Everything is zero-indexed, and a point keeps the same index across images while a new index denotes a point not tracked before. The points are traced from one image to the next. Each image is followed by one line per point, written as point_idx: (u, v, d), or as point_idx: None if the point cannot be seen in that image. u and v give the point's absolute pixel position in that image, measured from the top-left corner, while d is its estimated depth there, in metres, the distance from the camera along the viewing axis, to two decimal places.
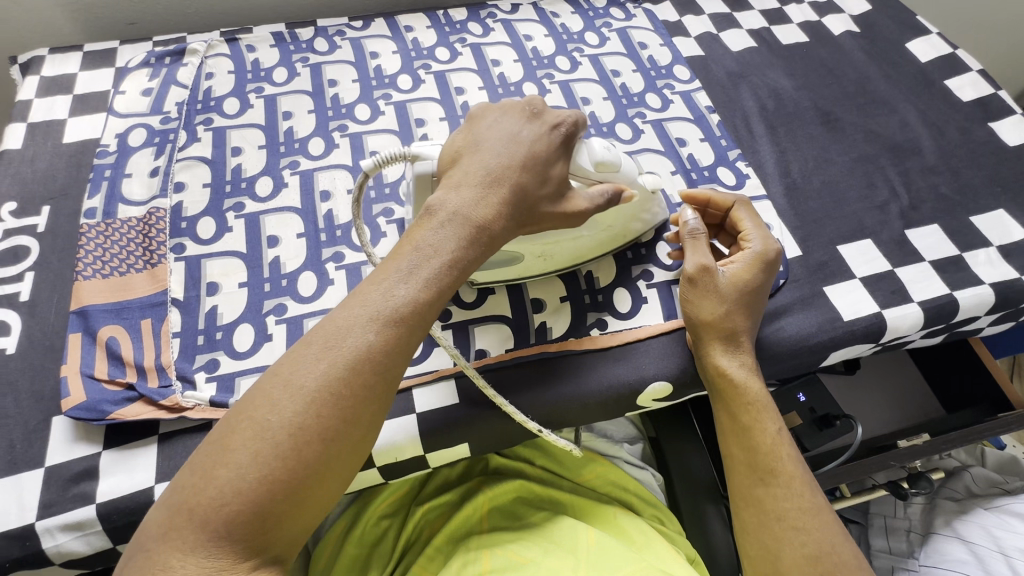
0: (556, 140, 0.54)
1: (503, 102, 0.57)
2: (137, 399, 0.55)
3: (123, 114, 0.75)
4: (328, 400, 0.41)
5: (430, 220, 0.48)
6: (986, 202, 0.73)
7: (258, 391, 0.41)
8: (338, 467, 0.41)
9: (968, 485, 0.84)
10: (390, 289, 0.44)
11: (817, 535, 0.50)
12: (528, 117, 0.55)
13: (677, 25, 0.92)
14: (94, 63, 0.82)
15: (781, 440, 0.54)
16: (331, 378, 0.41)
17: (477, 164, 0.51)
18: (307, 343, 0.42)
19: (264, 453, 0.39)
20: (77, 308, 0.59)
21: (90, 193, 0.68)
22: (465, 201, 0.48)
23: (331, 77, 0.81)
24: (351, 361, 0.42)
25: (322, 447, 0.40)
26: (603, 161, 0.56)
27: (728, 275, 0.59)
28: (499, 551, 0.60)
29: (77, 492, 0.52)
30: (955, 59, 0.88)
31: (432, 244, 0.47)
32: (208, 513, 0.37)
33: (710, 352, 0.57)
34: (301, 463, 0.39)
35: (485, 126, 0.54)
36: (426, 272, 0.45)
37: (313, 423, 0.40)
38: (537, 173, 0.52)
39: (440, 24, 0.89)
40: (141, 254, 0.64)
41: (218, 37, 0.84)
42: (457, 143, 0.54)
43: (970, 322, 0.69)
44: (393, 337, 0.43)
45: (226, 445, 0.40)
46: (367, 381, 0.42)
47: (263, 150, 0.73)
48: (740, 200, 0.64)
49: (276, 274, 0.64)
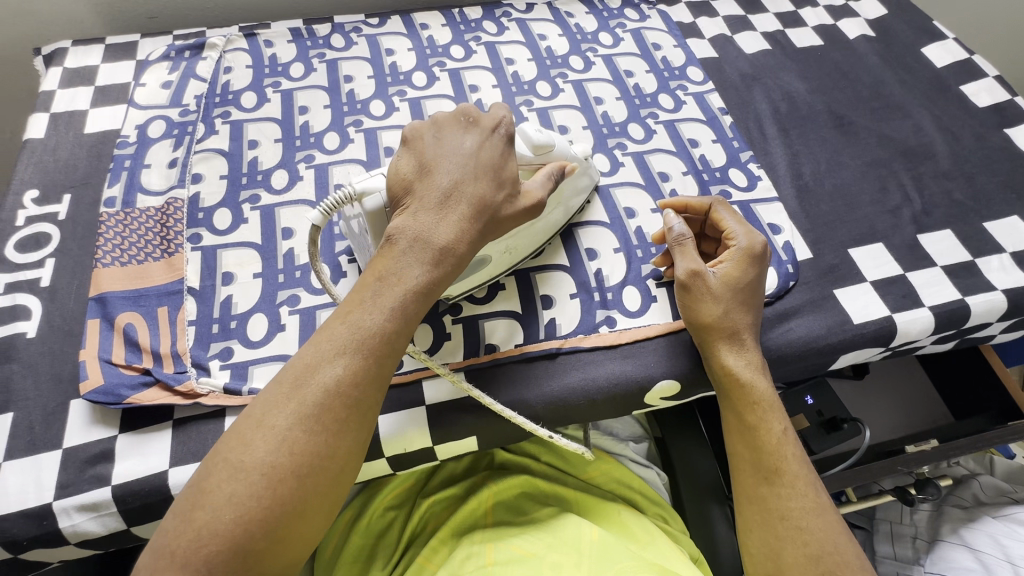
0: (498, 142, 0.54)
1: (438, 114, 0.56)
2: (153, 385, 0.56)
3: (143, 106, 0.76)
4: (300, 437, 0.43)
5: (391, 250, 0.49)
6: (1000, 208, 0.73)
7: (233, 433, 0.43)
8: (318, 500, 0.43)
9: (975, 493, 0.84)
10: (356, 324, 0.46)
11: (820, 535, 0.50)
12: (466, 128, 0.54)
13: (692, 26, 0.92)
14: (116, 55, 0.83)
15: (785, 442, 0.54)
16: (302, 416, 0.43)
17: (428, 186, 0.51)
18: (276, 385, 0.44)
19: (241, 494, 0.41)
20: (96, 294, 0.61)
21: (110, 183, 0.69)
22: (425, 225, 0.49)
23: (347, 73, 0.82)
24: (319, 397, 0.44)
25: (297, 483, 0.42)
26: (540, 144, 0.57)
27: (719, 275, 0.59)
28: (503, 545, 0.60)
29: (93, 473, 0.53)
30: (972, 65, 0.87)
31: (396, 274, 0.48)
32: (188, 555, 0.39)
33: (713, 353, 0.58)
34: (278, 500, 0.41)
35: (431, 143, 0.54)
36: (389, 303, 0.47)
37: (286, 461, 0.42)
38: (491, 184, 0.52)
39: (455, 23, 0.90)
40: (158, 243, 0.65)
41: (237, 32, 0.85)
42: (403, 163, 0.53)
43: (981, 328, 0.69)
44: (359, 368, 0.45)
45: (205, 488, 0.42)
46: (339, 413, 0.44)
47: (279, 144, 0.74)
48: (717, 200, 0.64)
49: (290, 265, 0.65)
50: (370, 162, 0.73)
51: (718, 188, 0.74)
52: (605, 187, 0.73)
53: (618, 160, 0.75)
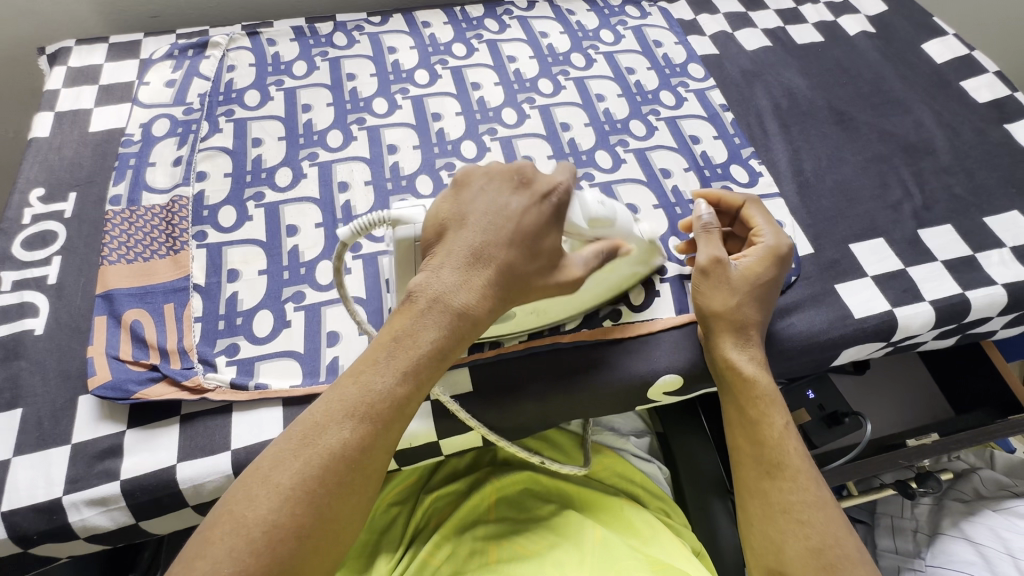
0: (546, 210, 0.52)
1: (488, 164, 0.55)
2: (161, 380, 0.57)
3: (147, 105, 0.77)
4: (303, 498, 0.42)
5: (411, 310, 0.48)
6: (1000, 203, 0.73)
7: (239, 485, 0.43)
8: (314, 561, 0.42)
9: (976, 487, 0.84)
10: (369, 384, 0.45)
11: (821, 527, 0.50)
12: (515, 188, 0.53)
13: (693, 23, 0.93)
14: (119, 54, 0.83)
15: (787, 437, 0.55)
16: (308, 476, 0.42)
17: (460, 241, 0.50)
18: (285, 439, 0.44)
19: (238, 551, 0.40)
20: (102, 291, 0.61)
21: (116, 181, 0.70)
22: (447, 287, 0.48)
23: (350, 71, 0.82)
24: (326, 458, 0.43)
25: (296, 544, 0.41)
26: (597, 217, 0.55)
27: (741, 267, 0.60)
28: (507, 543, 0.62)
29: (101, 468, 0.53)
30: (971, 60, 0.88)
31: (414, 335, 0.47)
32: None
33: (719, 343, 0.58)
34: (275, 559, 0.41)
35: (470, 196, 0.52)
36: (405, 368, 0.46)
37: (288, 521, 0.41)
38: (526, 250, 0.51)
39: (457, 20, 0.90)
40: (164, 241, 0.66)
41: (240, 31, 0.86)
42: (439, 212, 0.52)
43: (983, 323, 0.69)
44: (368, 433, 0.44)
45: (207, 540, 0.41)
46: (343, 476, 0.43)
47: (283, 141, 0.75)
48: (751, 199, 0.65)
49: (295, 263, 0.65)
50: (373, 159, 0.74)
51: (719, 184, 0.74)
52: (607, 183, 0.73)
53: (620, 157, 0.76)
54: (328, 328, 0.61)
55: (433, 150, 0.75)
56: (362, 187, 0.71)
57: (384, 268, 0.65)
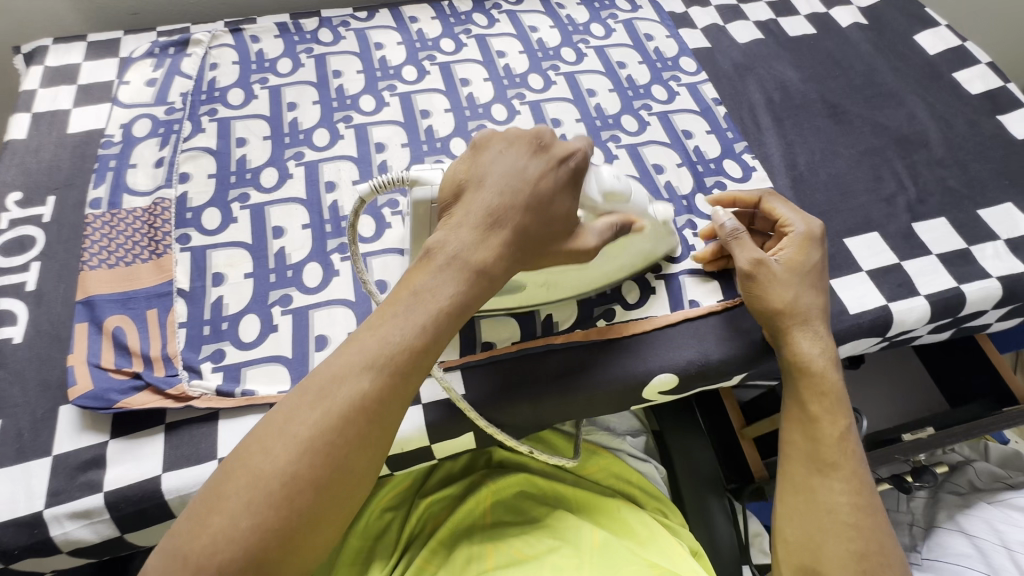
0: (562, 176, 0.51)
1: (510, 128, 0.53)
2: (144, 388, 0.55)
3: (127, 105, 0.75)
4: (321, 450, 0.41)
5: (428, 267, 0.47)
6: (994, 195, 0.73)
7: (254, 438, 0.42)
8: (333, 512, 0.42)
9: (971, 479, 0.85)
10: (385, 337, 0.44)
11: (867, 534, 0.50)
12: (533, 151, 0.52)
13: (684, 16, 0.91)
14: (98, 53, 0.81)
15: (846, 438, 0.54)
16: (326, 428, 0.41)
17: (476, 202, 0.49)
18: (301, 392, 0.43)
19: (257, 501, 0.40)
20: (83, 298, 0.60)
21: (95, 184, 0.68)
22: (464, 246, 0.47)
23: (336, 68, 0.81)
24: (344, 410, 0.42)
25: (314, 495, 0.41)
26: (611, 191, 0.55)
27: (783, 261, 0.59)
28: (503, 549, 0.61)
29: (84, 480, 0.52)
30: (963, 52, 0.87)
31: (429, 291, 0.46)
32: (201, 560, 0.38)
33: (792, 340, 0.57)
34: (293, 511, 0.40)
35: (489, 158, 0.51)
36: (421, 323, 0.45)
37: (306, 472, 0.41)
38: (541, 214, 0.50)
39: (445, 15, 0.88)
40: (146, 244, 0.64)
41: (223, 28, 0.84)
42: (458, 174, 0.50)
43: (978, 316, 0.69)
44: (384, 386, 0.43)
45: (223, 490, 0.41)
46: (360, 428, 0.42)
47: (268, 141, 0.73)
48: (767, 192, 0.64)
49: (281, 265, 0.64)
50: (361, 158, 0.72)
51: (713, 179, 0.73)
52: None
53: (612, 152, 0.75)
54: (316, 332, 0.60)
55: (422, 148, 0.74)
56: (350, 187, 0.70)
57: (373, 269, 0.64)
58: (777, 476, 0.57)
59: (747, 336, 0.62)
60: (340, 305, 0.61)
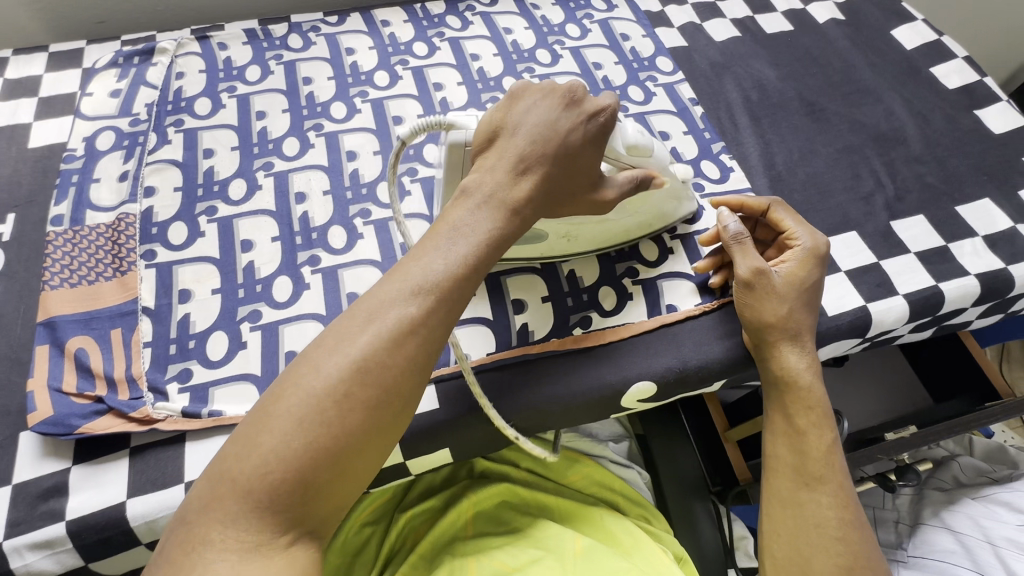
0: (592, 129, 0.52)
1: (545, 82, 0.54)
2: (106, 412, 0.54)
3: (90, 117, 0.73)
4: (371, 370, 0.40)
5: (466, 203, 0.48)
6: (971, 191, 0.73)
7: (301, 361, 0.41)
8: (379, 438, 0.41)
9: (956, 475, 0.85)
10: (430, 264, 0.44)
11: (855, 547, 0.50)
12: (566, 104, 0.52)
13: (660, 15, 0.90)
14: (60, 64, 0.79)
15: (833, 451, 0.54)
16: (377, 348, 0.40)
17: (509, 148, 0.50)
18: (348, 317, 0.42)
19: (308, 421, 0.38)
20: (44, 319, 0.58)
21: (57, 200, 0.66)
22: (498, 185, 0.49)
23: (306, 74, 0.79)
24: (393, 332, 0.41)
25: (364, 417, 0.39)
26: (635, 145, 0.55)
27: (783, 274, 0.58)
28: (485, 559, 0.59)
29: (45, 509, 0.51)
30: (940, 46, 0.87)
31: (469, 224, 0.47)
32: (252, 482, 0.37)
33: (777, 354, 0.56)
34: (342, 432, 0.39)
35: (522, 109, 0.52)
36: (463, 251, 0.45)
37: (356, 392, 0.39)
38: (569, 163, 0.51)
39: (418, 18, 0.87)
40: (110, 261, 0.62)
41: (189, 35, 0.81)
42: (492, 122, 0.52)
43: (958, 314, 0.68)
44: (431, 310, 0.43)
45: (270, 411, 0.39)
46: (409, 350, 0.41)
47: (236, 151, 0.71)
48: (776, 200, 0.62)
49: (250, 279, 0.62)
50: (332, 167, 0.71)
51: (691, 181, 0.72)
52: None
53: None
54: (286, 348, 0.58)
55: None
56: (320, 198, 0.68)
57: (345, 281, 0.63)
58: (762, 490, 0.56)
59: (727, 342, 0.62)
60: (310, 319, 0.60)
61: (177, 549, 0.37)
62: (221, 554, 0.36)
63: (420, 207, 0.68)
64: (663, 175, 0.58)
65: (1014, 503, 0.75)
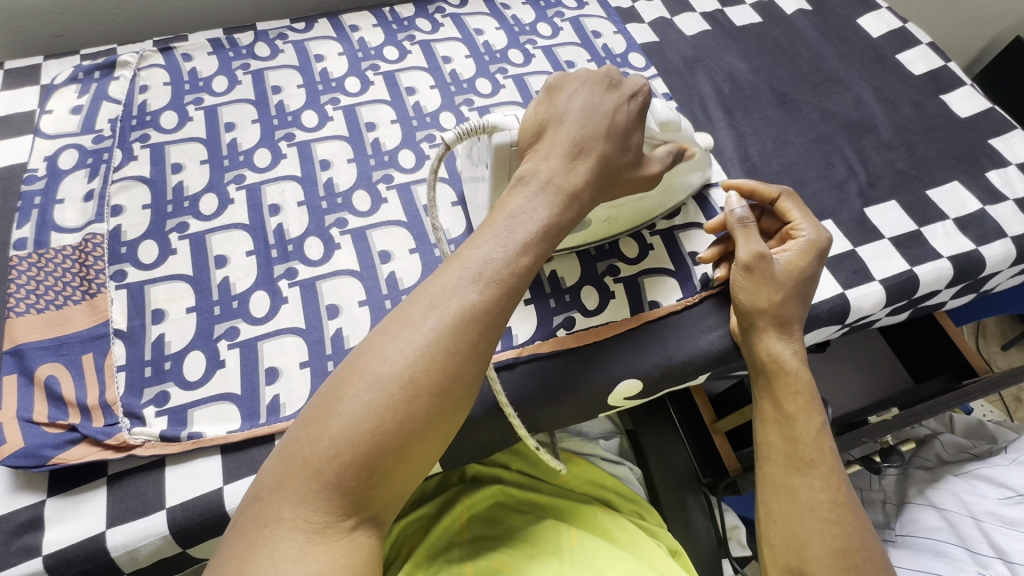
0: (634, 110, 0.54)
1: (578, 71, 0.55)
2: (81, 441, 0.52)
3: (51, 135, 0.70)
4: (436, 355, 0.40)
5: (522, 191, 0.48)
6: (941, 174, 0.74)
7: (366, 346, 0.41)
8: (440, 426, 0.40)
9: (938, 453, 0.87)
10: (490, 252, 0.44)
11: (850, 529, 0.50)
12: (606, 88, 0.54)
13: (630, 11, 0.90)
14: (17, 81, 0.76)
15: (823, 435, 0.54)
16: (442, 334, 0.40)
17: (559, 137, 0.51)
18: (412, 303, 0.42)
19: (375, 404, 0.38)
20: (10, 347, 0.56)
21: (19, 223, 0.64)
22: (555, 171, 0.49)
23: (275, 83, 0.77)
24: (457, 318, 0.41)
25: (430, 402, 0.39)
26: (666, 121, 0.57)
27: (782, 262, 0.58)
28: (482, 559, 0.58)
29: (21, 545, 0.49)
30: (905, 33, 0.88)
31: (526, 211, 0.47)
32: (322, 462, 0.37)
33: (762, 340, 0.57)
34: (408, 417, 0.38)
35: (565, 99, 0.53)
36: (521, 239, 0.45)
37: (421, 377, 0.39)
38: (619, 144, 0.52)
39: (387, 22, 0.86)
40: (78, 284, 0.61)
41: (152, 47, 0.79)
42: (537, 116, 0.53)
43: (933, 296, 0.70)
44: (493, 297, 0.42)
45: (338, 395, 0.39)
46: (472, 337, 0.41)
47: (206, 165, 0.70)
48: (787, 191, 0.63)
49: (226, 296, 0.61)
50: (306, 177, 0.70)
51: None
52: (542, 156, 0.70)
53: None
54: (266, 364, 0.57)
55: (369, 162, 0.71)
56: (295, 209, 0.67)
57: (324, 293, 0.62)
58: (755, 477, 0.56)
59: (711, 335, 0.62)
60: (290, 334, 0.59)
61: (247, 528, 0.36)
62: (291, 533, 0.36)
63: (398, 214, 0.68)
64: (693, 146, 0.61)
65: (995, 478, 0.77)
